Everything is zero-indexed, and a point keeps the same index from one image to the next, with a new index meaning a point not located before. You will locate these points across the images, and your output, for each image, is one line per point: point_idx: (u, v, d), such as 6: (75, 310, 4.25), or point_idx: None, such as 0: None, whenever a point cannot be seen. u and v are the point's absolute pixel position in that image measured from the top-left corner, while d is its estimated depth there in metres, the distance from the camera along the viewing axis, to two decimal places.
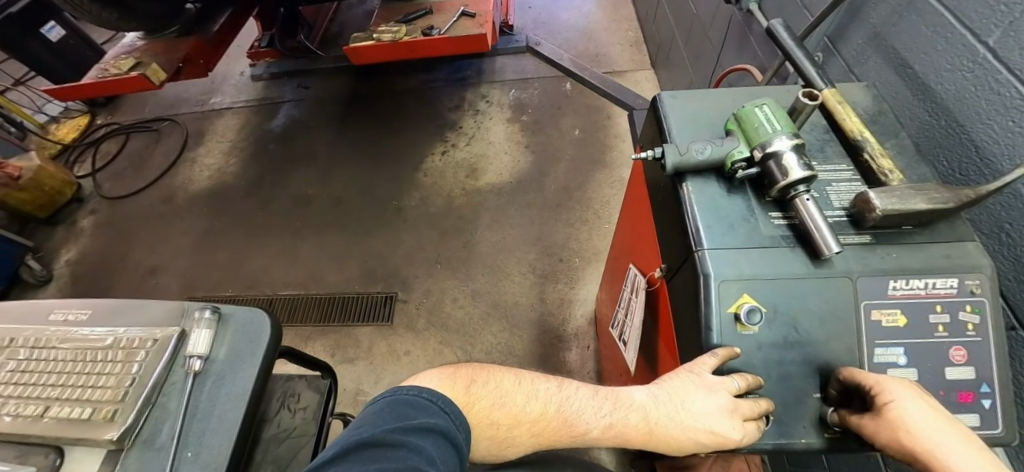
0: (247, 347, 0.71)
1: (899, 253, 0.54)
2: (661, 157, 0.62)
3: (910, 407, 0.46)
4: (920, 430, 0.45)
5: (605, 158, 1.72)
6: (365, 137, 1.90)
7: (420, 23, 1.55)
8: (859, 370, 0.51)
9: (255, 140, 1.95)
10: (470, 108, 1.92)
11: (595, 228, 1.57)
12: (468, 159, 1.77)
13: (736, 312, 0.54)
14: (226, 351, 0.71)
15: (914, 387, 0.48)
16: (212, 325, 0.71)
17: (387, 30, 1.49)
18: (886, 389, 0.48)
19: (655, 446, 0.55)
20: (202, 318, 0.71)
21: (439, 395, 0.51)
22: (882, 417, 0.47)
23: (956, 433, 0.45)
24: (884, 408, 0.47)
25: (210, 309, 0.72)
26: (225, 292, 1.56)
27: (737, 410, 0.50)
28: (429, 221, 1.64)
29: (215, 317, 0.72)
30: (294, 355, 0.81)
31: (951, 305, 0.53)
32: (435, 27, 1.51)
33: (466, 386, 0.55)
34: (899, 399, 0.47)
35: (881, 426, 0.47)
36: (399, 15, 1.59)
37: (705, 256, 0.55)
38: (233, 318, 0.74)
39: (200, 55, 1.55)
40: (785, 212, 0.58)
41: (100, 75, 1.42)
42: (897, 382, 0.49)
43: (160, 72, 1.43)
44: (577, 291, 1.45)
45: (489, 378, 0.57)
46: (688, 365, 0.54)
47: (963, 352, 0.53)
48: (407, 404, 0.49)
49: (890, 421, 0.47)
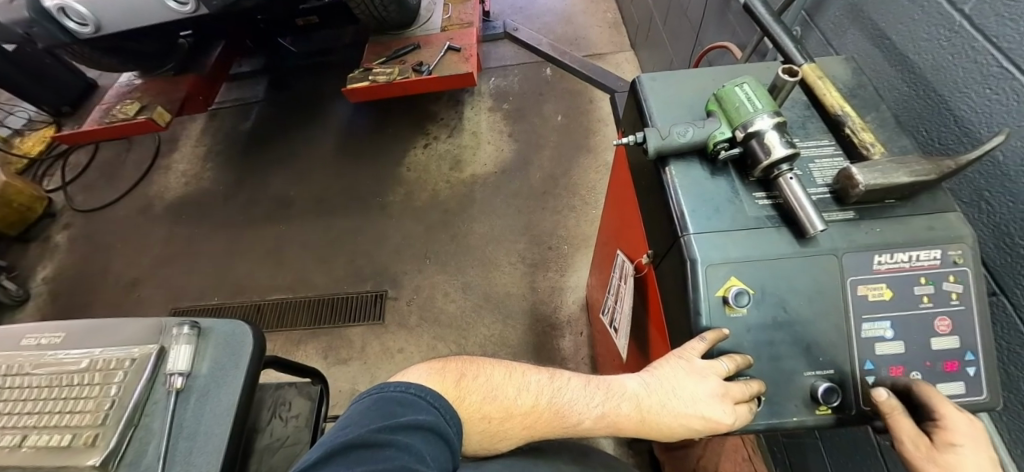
0: (229, 360, 0.70)
1: (883, 227, 0.54)
2: (642, 142, 0.61)
3: (970, 460, 0.46)
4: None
5: (589, 143, 1.71)
6: (344, 133, 1.85)
7: (410, 59, 1.56)
8: (936, 393, 0.48)
9: (229, 143, 1.90)
10: (451, 99, 1.89)
11: (583, 214, 1.56)
12: (451, 151, 1.75)
13: (724, 295, 0.54)
14: (208, 365, 0.69)
15: (986, 440, 0.47)
16: (191, 340, 0.69)
17: (381, 72, 1.49)
18: (954, 430, 0.47)
19: (647, 433, 0.55)
20: (181, 334, 0.69)
21: (427, 391, 0.50)
22: (939, 457, 0.46)
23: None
24: (946, 449, 0.47)
25: (189, 324, 0.70)
26: (210, 301, 1.53)
27: (729, 395, 0.49)
28: (415, 216, 1.62)
29: (194, 332, 0.70)
30: (284, 363, 0.80)
31: (935, 276, 0.53)
32: (425, 63, 1.53)
33: (457, 380, 0.54)
34: (961, 446, 0.46)
35: (929, 462, 0.47)
36: (389, 51, 1.60)
37: (690, 240, 0.55)
38: (214, 331, 0.72)
39: (199, 92, 1.57)
40: (769, 192, 0.58)
41: (105, 119, 1.43)
42: (974, 433, 0.47)
43: (166, 114, 1.45)
44: (567, 278, 1.45)
45: (478, 372, 0.56)
46: (678, 351, 0.53)
47: (948, 322, 0.53)
48: (400, 402, 0.48)
49: (941, 461, 0.46)
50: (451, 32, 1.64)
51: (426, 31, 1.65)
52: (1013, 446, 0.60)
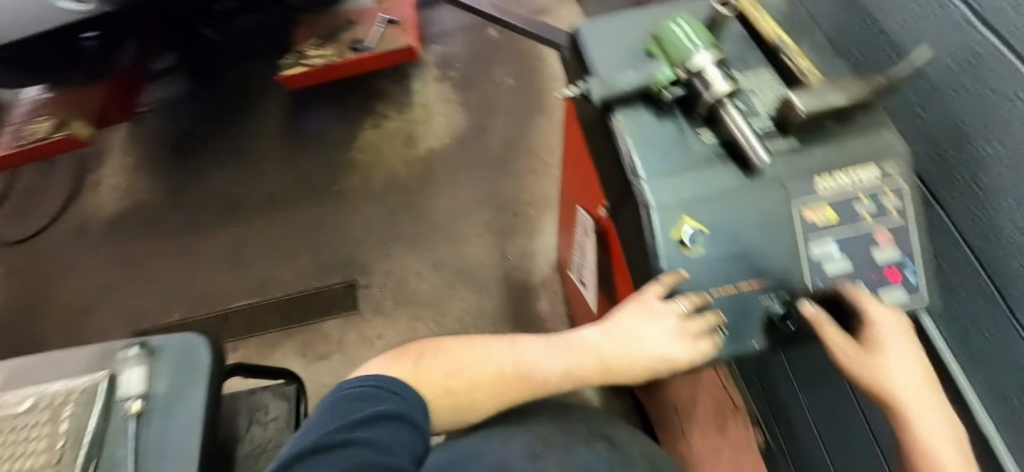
0: (186, 373, 0.68)
1: (824, 151, 0.55)
2: (586, 92, 0.60)
3: (891, 351, 0.52)
4: (897, 374, 0.51)
5: (542, 104, 1.68)
6: (284, 121, 1.74)
7: (345, 38, 1.49)
8: (864, 295, 0.54)
9: (161, 147, 1.77)
10: (395, 72, 1.78)
11: (544, 176, 1.56)
12: (402, 127, 1.68)
13: (679, 236, 0.54)
14: (166, 383, 0.67)
15: (904, 330, 0.53)
16: (143, 361, 0.68)
17: (317, 55, 1.43)
18: (879, 327, 0.52)
19: (612, 379, 0.60)
20: (131, 356, 0.68)
21: (384, 381, 0.50)
22: (865, 353, 0.52)
23: (925, 385, 0.51)
24: (871, 345, 0.52)
25: (137, 345, 0.69)
26: (172, 317, 1.48)
27: (687, 332, 0.54)
28: (375, 199, 1.57)
29: (144, 352, 0.69)
30: (242, 368, 0.78)
31: (874, 193, 0.55)
32: (362, 40, 1.46)
33: (416, 362, 0.54)
34: (890, 345, 0.52)
35: (858, 359, 0.52)
36: (321, 30, 1.51)
37: (643, 186, 0.54)
38: (165, 347, 0.70)
39: (119, 98, 1.48)
40: (714, 129, 0.58)
41: (20, 141, 1.35)
42: (894, 325, 0.53)
43: (85, 128, 1.38)
44: (537, 242, 1.46)
45: (438, 350, 0.56)
46: (635, 297, 0.57)
47: (888, 234, 0.55)
48: (357, 398, 0.48)
49: (867, 355, 0.52)
50: (386, 4, 1.55)
51: (359, 5, 1.56)
52: (950, 338, 0.66)
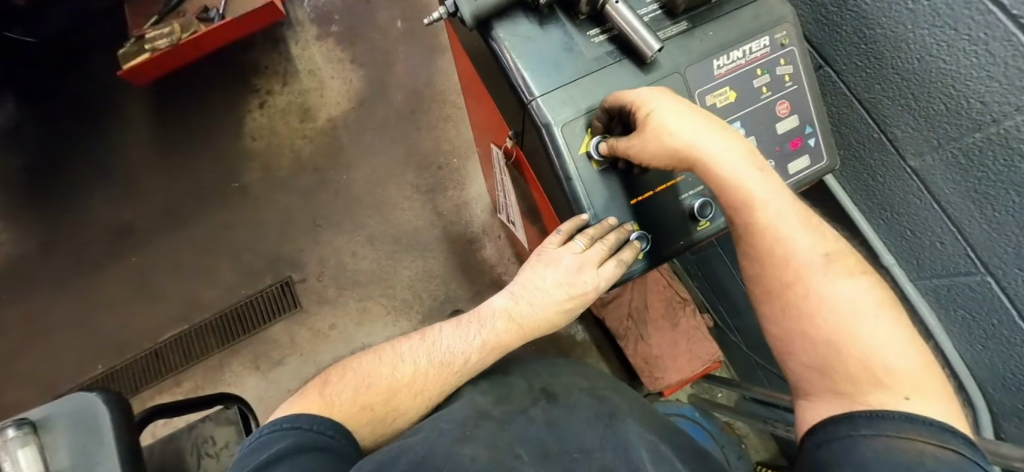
0: (89, 439, 0.59)
1: (714, 30, 0.54)
2: (455, 11, 0.54)
3: (666, 111, 0.47)
4: (682, 136, 0.47)
5: (438, 43, 1.56)
6: (155, 124, 1.54)
7: (191, 8, 1.30)
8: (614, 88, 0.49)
9: (15, 185, 1.51)
10: (267, 39, 1.58)
11: (459, 120, 1.48)
12: (294, 102, 1.53)
13: (587, 151, 0.52)
14: (68, 456, 0.58)
15: (660, 91, 0.49)
16: (28, 441, 0.58)
17: (159, 35, 1.24)
18: (640, 99, 0.48)
19: (535, 336, 0.58)
20: (9, 439, 0.57)
21: (281, 420, 0.44)
22: (647, 129, 0.47)
23: (711, 126, 0.48)
24: (645, 119, 0.47)
25: (15, 424, 0.58)
26: (96, 370, 1.36)
27: (587, 262, 0.52)
28: (286, 188, 1.45)
29: (27, 430, 0.58)
30: (161, 407, 0.70)
31: (768, 65, 0.55)
32: (210, 7, 1.28)
33: (318, 389, 0.49)
34: (659, 112, 0.47)
35: (648, 140, 0.47)
36: (158, 5, 1.32)
37: (539, 104, 0.51)
38: (55, 417, 0.60)
39: None
40: (602, 26, 0.55)
41: None
42: (651, 91, 0.48)
43: None
44: (467, 190, 1.42)
45: (342, 371, 0.52)
46: (538, 249, 0.56)
47: (786, 104, 0.56)
48: (250, 452, 0.41)
49: (653, 130, 0.47)
50: None
51: None
52: (854, 193, 0.71)
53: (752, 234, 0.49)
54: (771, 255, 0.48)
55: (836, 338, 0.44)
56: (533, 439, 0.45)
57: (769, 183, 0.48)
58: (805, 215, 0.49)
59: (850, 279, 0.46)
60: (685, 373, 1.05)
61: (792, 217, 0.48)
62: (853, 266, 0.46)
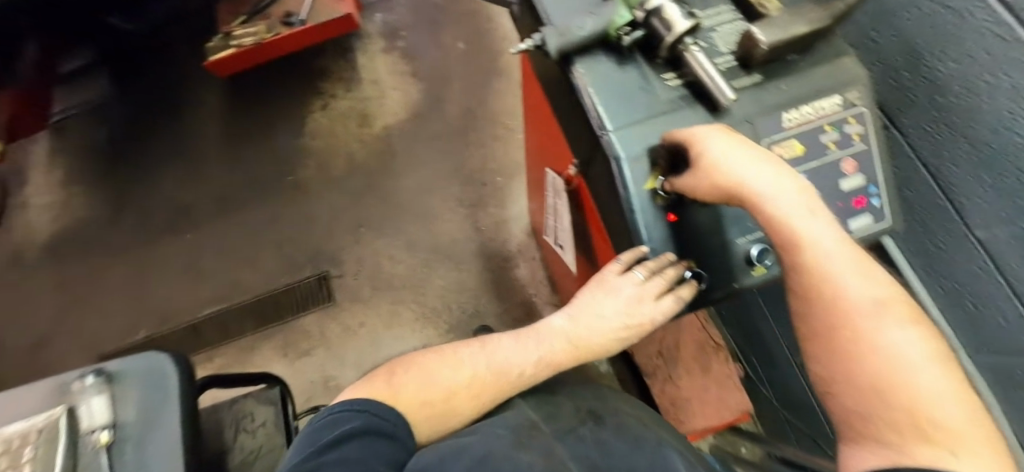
0: (155, 395, 0.67)
1: (788, 84, 0.55)
2: (542, 44, 0.56)
3: (721, 150, 0.45)
4: (727, 167, 0.44)
5: (497, 66, 1.61)
6: (225, 113, 1.63)
7: (275, 11, 1.38)
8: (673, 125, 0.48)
9: (95, 157, 1.63)
10: (337, 47, 1.67)
11: (508, 142, 1.52)
12: (355, 108, 1.60)
13: (652, 187, 0.52)
14: (135, 409, 0.66)
15: (718, 128, 0.47)
16: (104, 389, 0.67)
17: (245, 34, 1.33)
18: (695, 136, 0.46)
19: (587, 359, 0.62)
20: (88, 386, 0.66)
21: (352, 402, 0.48)
22: (700, 167, 0.45)
23: (760, 157, 0.45)
24: (699, 158, 0.45)
25: (93, 373, 0.67)
26: (138, 336, 1.42)
27: (647, 295, 0.55)
28: (336, 187, 1.51)
29: (103, 379, 0.67)
30: (218, 378, 0.75)
31: (838, 122, 0.55)
32: (293, 12, 1.36)
33: (386, 381, 0.54)
34: (704, 141, 0.45)
35: (701, 179, 0.46)
36: (247, 6, 1.41)
37: (610, 138, 0.52)
38: (126, 372, 0.68)
39: (27, 110, 1.42)
40: (677, 70, 0.56)
41: None
42: (708, 129, 0.46)
43: None
44: (508, 209, 1.44)
45: (408, 367, 0.56)
46: (599, 275, 0.59)
47: (853, 162, 0.56)
48: (322, 426, 0.46)
49: (706, 170, 0.45)
50: None
51: None
52: (912, 256, 0.71)
53: (799, 274, 0.46)
54: (818, 295, 0.45)
55: (881, 386, 0.42)
56: (576, 461, 0.45)
57: (821, 221, 0.45)
58: (860, 258, 0.46)
59: (904, 328, 0.43)
60: (711, 421, 1.03)
61: (844, 261, 0.44)
62: (908, 315, 0.44)
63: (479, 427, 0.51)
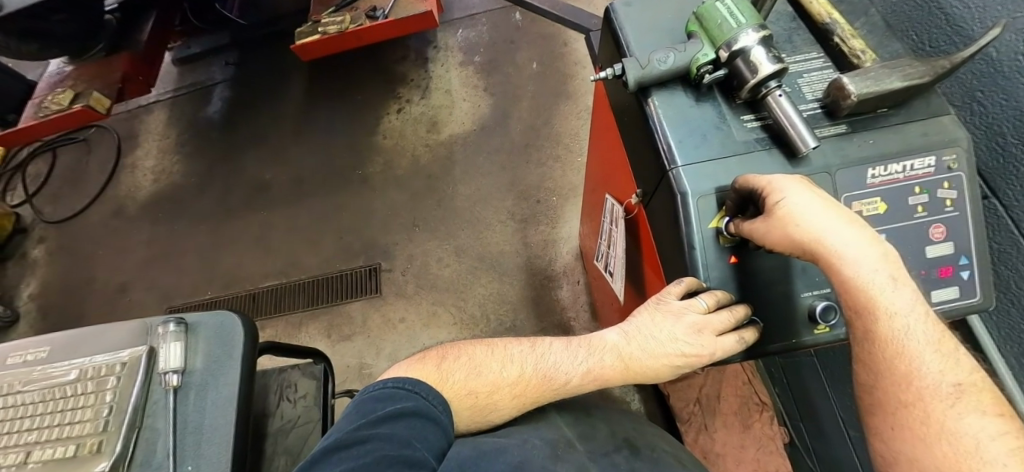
0: (223, 352, 0.73)
1: (875, 138, 0.53)
2: (621, 75, 0.57)
3: (799, 202, 0.44)
4: (806, 221, 0.44)
5: (567, 89, 1.63)
6: (309, 105, 1.75)
7: (362, 4, 1.47)
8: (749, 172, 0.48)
9: (196, 132, 1.80)
10: (419, 58, 1.76)
11: (568, 163, 1.53)
12: (426, 113, 1.67)
13: (717, 226, 0.51)
14: (202, 360, 0.72)
15: (795, 180, 0.46)
16: (180, 337, 0.73)
17: (331, 22, 1.43)
18: (772, 185, 0.46)
19: (637, 380, 0.58)
20: (169, 331, 0.73)
21: (405, 381, 0.53)
22: (773, 215, 0.45)
23: (842, 216, 0.44)
24: (774, 207, 0.45)
25: (174, 321, 0.73)
26: (203, 295, 1.53)
27: (708, 327, 0.50)
28: (397, 185, 1.58)
29: (181, 328, 0.73)
30: (273, 345, 0.83)
31: (929, 185, 0.52)
32: (378, 8, 1.44)
33: (437, 364, 0.57)
34: (785, 193, 0.45)
35: (773, 227, 0.45)
36: None
37: (679, 173, 0.52)
38: (201, 326, 0.75)
39: (137, 72, 1.50)
40: (757, 113, 0.55)
41: (39, 112, 1.36)
42: (786, 180, 0.46)
43: (104, 99, 1.39)
44: (559, 230, 1.45)
45: (460, 354, 0.59)
46: (658, 296, 0.55)
47: (942, 228, 0.53)
48: (377, 398, 0.51)
49: (779, 219, 0.44)
50: None
51: None
52: (1002, 339, 0.65)
53: (870, 341, 0.44)
54: (891, 367, 0.43)
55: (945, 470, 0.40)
56: None
57: (902, 290, 0.43)
58: (938, 331, 0.43)
59: (984, 415, 0.41)
60: None
61: (919, 333, 0.43)
62: (986, 401, 0.42)
63: (506, 449, 0.51)
